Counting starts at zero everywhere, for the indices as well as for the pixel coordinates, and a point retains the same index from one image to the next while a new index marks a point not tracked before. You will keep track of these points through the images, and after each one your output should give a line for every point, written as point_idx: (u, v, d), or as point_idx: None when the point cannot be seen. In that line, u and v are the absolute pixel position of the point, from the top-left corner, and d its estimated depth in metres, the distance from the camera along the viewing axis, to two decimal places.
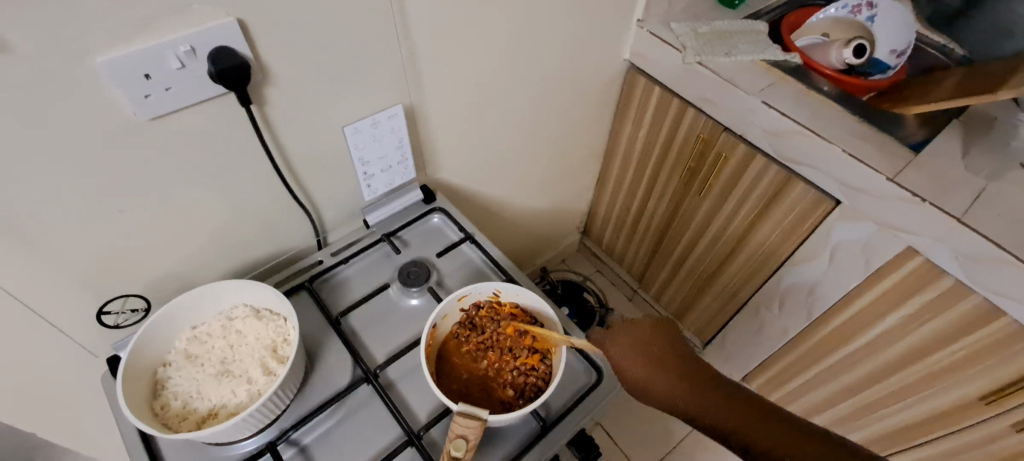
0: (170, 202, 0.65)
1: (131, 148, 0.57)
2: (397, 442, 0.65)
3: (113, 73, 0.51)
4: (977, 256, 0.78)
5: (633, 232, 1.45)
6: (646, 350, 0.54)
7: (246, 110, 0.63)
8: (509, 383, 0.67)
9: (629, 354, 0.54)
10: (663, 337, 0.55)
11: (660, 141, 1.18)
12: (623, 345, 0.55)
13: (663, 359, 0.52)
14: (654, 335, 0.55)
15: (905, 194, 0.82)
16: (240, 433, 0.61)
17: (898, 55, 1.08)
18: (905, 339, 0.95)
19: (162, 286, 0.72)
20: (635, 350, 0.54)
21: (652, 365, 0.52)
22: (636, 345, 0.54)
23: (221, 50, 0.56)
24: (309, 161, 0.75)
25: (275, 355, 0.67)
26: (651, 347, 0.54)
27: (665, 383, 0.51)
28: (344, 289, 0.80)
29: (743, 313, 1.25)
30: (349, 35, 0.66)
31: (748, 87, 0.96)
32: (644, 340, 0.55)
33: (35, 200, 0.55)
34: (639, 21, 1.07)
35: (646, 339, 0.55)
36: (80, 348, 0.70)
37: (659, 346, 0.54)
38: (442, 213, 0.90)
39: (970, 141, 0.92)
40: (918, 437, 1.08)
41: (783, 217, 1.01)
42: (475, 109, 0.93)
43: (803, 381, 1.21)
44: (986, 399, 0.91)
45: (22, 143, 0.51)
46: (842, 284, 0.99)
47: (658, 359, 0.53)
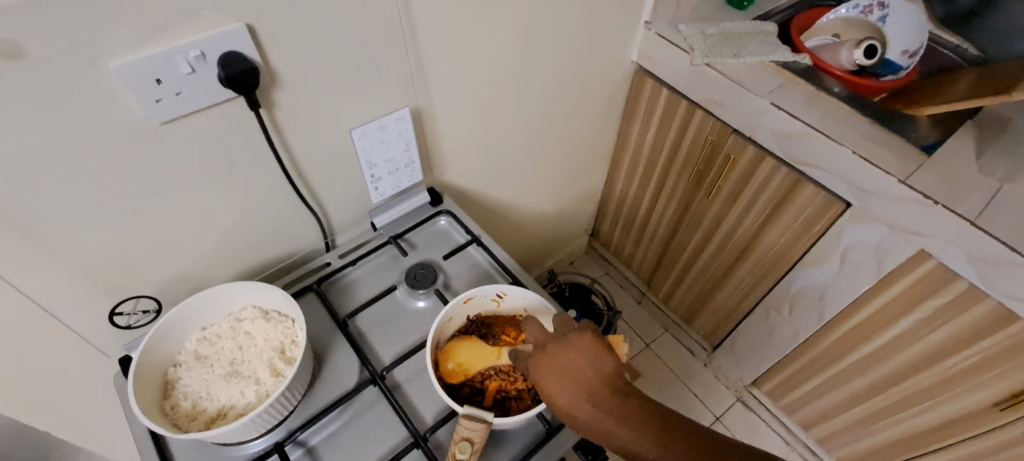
0: (180, 205, 0.66)
1: (143, 152, 0.58)
2: (404, 444, 0.65)
3: (125, 78, 0.52)
4: (991, 259, 0.77)
5: (641, 234, 1.44)
6: (573, 376, 0.54)
7: (255, 113, 0.63)
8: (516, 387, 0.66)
9: (563, 390, 0.53)
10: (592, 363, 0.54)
11: (668, 143, 1.18)
12: (554, 377, 0.55)
13: (596, 389, 0.52)
14: (584, 359, 0.55)
15: (917, 196, 0.81)
16: (249, 433, 0.62)
17: (910, 55, 1.07)
18: (917, 343, 0.94)
19: (173, 288, 0.73)
20: (563, 376, 0.54)
21: (585, 396, 0.52)
22: (567, 376, 0.54)
23: (232, 55, 0.57)
24: (318, 164, 0.75)
25: (283, 356, 0.68)
26: (582, 376, 0.53)
27: (599, 415, 0.51)
28: (352, 290, 0.81)
29: (753, 316, 1.24)
30: (357, 40, 0.67)
31: (757, 89, 0.95)
32: (576, 368, 0.54)
33: (49, 202, 0.56)
34: (646, 23, 1.07)
35: (578, 369, 0.54)
36: (94, 349, 0.72)
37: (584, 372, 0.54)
38: (449, 215, 0.90)
39: (984, 143, 0.91)
40: (930, 444, 1.06)
41: (793, 219, 1.00)
42: (481, 112, 0.93)
43: (814, 386, 1.20)
44: (1001, 405, 0.90)
45: (36, 145, 0.52)
46: (853, 287, 0.98)
47: (592, 391, 0.52)
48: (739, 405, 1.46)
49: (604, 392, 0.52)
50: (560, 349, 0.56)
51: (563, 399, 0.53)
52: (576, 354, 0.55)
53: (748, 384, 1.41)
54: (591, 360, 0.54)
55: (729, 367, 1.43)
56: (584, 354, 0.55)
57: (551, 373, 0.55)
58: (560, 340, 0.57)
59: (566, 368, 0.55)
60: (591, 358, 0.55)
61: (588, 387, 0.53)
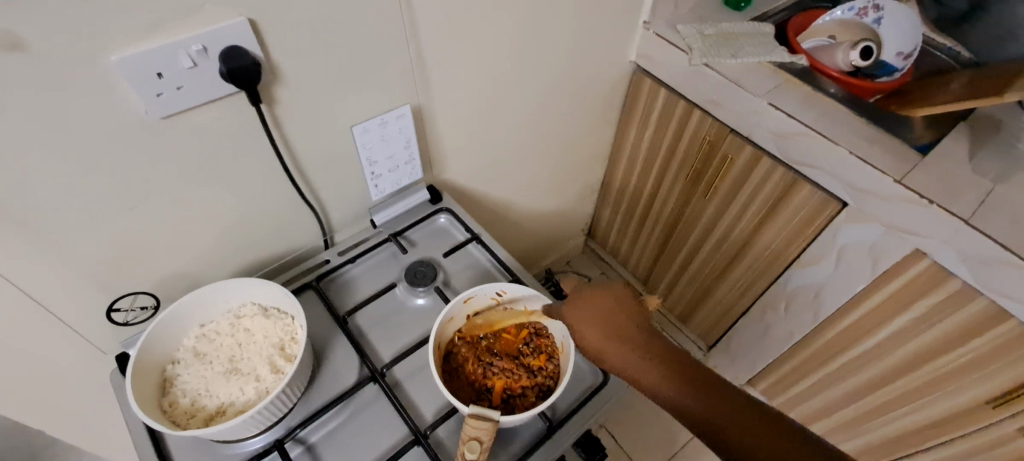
0: (179, 200, 0.65)
1: (142, 145, 0.58)
2: (404, 442, 0.65)
3: (125, 72, 0.52)
4: (984, 258, 0.78)
5: (639, 233, 1.44)
6: (605, 324, 0.57)
7: (256, 109, 0.63)
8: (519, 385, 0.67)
9: (594, 331, 0.56)
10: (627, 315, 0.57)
11: (665, 143, 1.18)
12: (586, 320, 0.58)
13: (625, 332, 0.56)
14: (619, 306, 0.58)
15: (912, 196, 0.82)
16: (248, 430, 0.61)
17: (905, 57, 1.08)
18: (911, 342, 0.95)
19: (170, 284, 0.73)
20: (596, 323, 0.57)
21: (613, 338, 0.55)
22: (599, 319, 0.57)
23: (233, 49, 0.56)
24: (318, 161, 0.75)
25: (283, 353, 0.67)
26: (614, 320, 0.57)
27: (625, 355, 0.54)
28: (351, 288, 0.81)
29: (749, 315, 1.24)
30: (358, 36, 0.66)
31: (755, 89, 0.96)
32: (609, 313, 0.57)
33: (45, 196, 0.55)
34: (645, 23, 1.07)
35: (613, 314, 0.57)
36: (90, 346, 0.71)
37: (618, 321, 0.57)
38: (448, 213, 0.90)
39: (978, 144, 0.92)
40: (924, 442, 1.07)
41: (789, 219, 1.01)
42: (481, 110, 0.93)
43: (809, 385, 1.21)
44: (994, 403, 0.91)
45: (34, 139, 0.51)
46: (848, 286, 0.99)
47: (620, 334, 0.56)
48: None
49: (636, 336, 0.55)
50: (595, 296, 0.59)
51: (593, 339, 0.56)
52: (613, 300, 0.58)
53: (744, 383, 1.42)
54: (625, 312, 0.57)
55: (725, 366, 1.44)
56: (620, 302, 0.58)
57: (583, 317, 0.58)
58: (596, 287, 0.60)
59: (598, 312, 0.58)
60: (625, 306, 0.58)
61: (622, 334, 0.56)
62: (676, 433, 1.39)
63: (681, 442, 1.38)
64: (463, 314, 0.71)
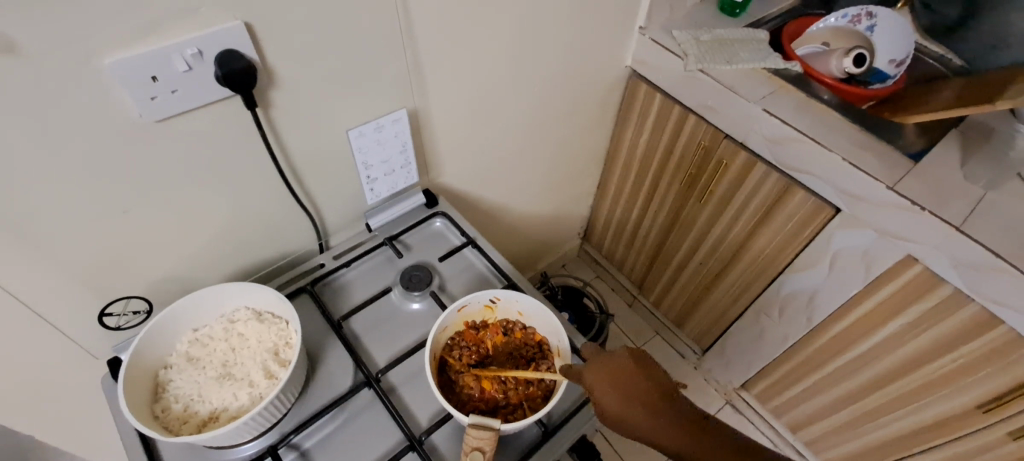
0: (172, 204, 0.65)
1: (136, 150, 0.57)
2: (399, 447, 0.65)
3: (119, 75, 0.51)
4: (975, 265, 0.79)
5: (633, 237, 1.45)
6: (620, 383, 0.55)
7: (251, 113, 0.63)
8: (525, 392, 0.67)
9: (609, 393, 0.55)
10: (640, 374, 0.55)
11: (661, 147, 1.19)
12: (604, 386, 0.56)
13: (645, 397, 0.53)
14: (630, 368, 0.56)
15: (904, 203, 0.82)
16: (241, 436, 0.61)
17: (898, 65, 1.09)
18: (903, 347, 0.96)
19: (163, 288, 0.72)
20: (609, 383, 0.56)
21: (636, 404, 0.53)
22: (613, 377, 0.56)
23: (229, 53, 0.56)
24: (313, 164, 0.75)
25: (276, 358, 0.67)
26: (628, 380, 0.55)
27: (649, 422, 0.52)
28: (346, 292, 0.80)
29: (743, 319, 1.25)
30: (355, 39, 0.66)
31: (749, 95, 0.97)
32: (627, 374, 0.55)
33: (37, 200, 0.55)
34: (640, 28, 1.08)
35: (631, 380, 0.55)
36: (81, 350, 0.70)
37: (631, 379, 0.55)
38: (444, 217, 0.90)
39: (969, 151, 0.93)
40: (916, 446, 1.08)
41: (783, 224, 1.01)
42: (476, 114, 0.93)
43: (803, 388, 1.21)
44: (985, 407, 0.92)
45: (27, 142, 0.51)
46: (841, 291, 0.99)
47: (638, 398, 0.54)
48: (728, 407, 1.47)
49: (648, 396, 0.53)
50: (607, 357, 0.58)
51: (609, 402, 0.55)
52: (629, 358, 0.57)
53: (737, 387, 1.42)
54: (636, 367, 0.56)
55: (719, 370, 1.44)
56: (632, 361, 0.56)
57: (600, 382, 0.56)
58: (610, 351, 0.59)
59: (616, 374, 0.56)
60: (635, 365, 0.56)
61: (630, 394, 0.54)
62: None
63: None
64: (456, 322, 0.71)
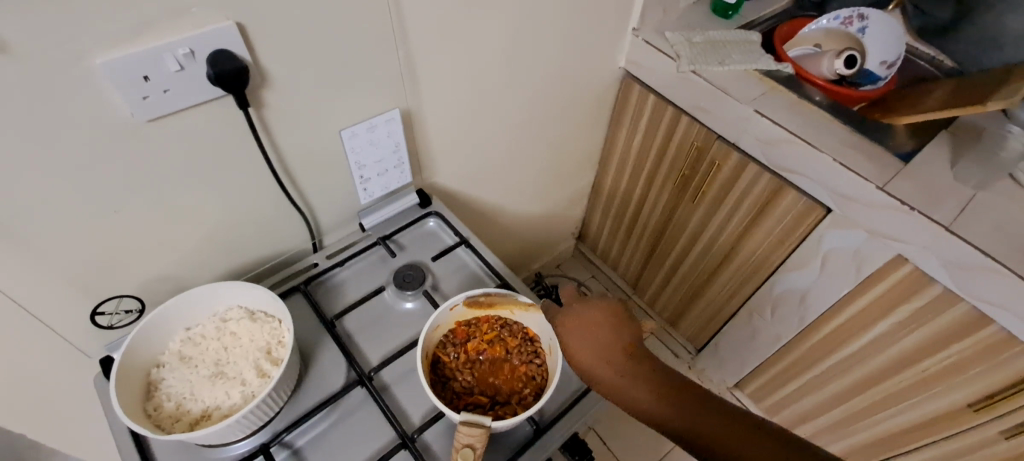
0: (165, 203, 0.65)
1: (129, 149, 0.58)
2: (391, 445, 0.65)
3: (112, 75, 0.52)
4: (964, 263, 0.80)
5: (628, 237, 1.45)
6: (594, 340, 0.55)
7: (244, 112, 0.63)
8: (516, 390, 0.68)
9: (582, 347, 0.55)
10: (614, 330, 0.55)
11: (655, 148, 1.19)
12: (578, 339, 0.55)
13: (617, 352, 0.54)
14: (604, 323, 0.55)
15: (894, 203, 0.83)
16: (234, 434, 0.61)
17: (888, 66, 1.10)
18: (894, 346, 0.97)
19: (156, 287, 0.72)
20: (584, 341, 0.55)
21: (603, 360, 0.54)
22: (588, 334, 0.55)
23: (222, 53, 0.56)
24: (306, 164, 0.75)
25: (269, 357, 0.67)
26: (601, 337, 0.55)
27: (619, 378, 0.53)
28: (339, 291, 0.81)
29: (736, 319, 1.25)
30: (348, 39, 0.67)
31: (740, 96, 0.97)
32: (601, 329, 0.55)
33: (29, 199, 0.55)
34: (634, 30, 1.09)
35: (604, 337, 0.55)
36: (74, 350, 0.70)
37: (604, 336, 0.55)
38: (437, 217, 0.91)
39: (959, 151, 0.94)
40: (908, 444, 1.09)
41: (775, 225, 1.02)
42: (470, 114, 0.94)
43: (796, 388, 1.22)
44: (976, 406, 0.92)
45: (20, 141, 0.51)
46: (832, 291, 1.00)
47: (611, 356, 0.54)
48: None
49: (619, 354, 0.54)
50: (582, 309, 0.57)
51: (583, 359, 0.54)
52: (602, 314, 0.56)
53: (731, 387, 1.43)
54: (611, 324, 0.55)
55: (713, 370, 1.45)
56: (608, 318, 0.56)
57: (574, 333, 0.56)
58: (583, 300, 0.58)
59: (590, 327, 0.55)
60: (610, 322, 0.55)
61: (604, 353, 0.54)
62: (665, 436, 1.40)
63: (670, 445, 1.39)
64: (449, 320, 0.71)
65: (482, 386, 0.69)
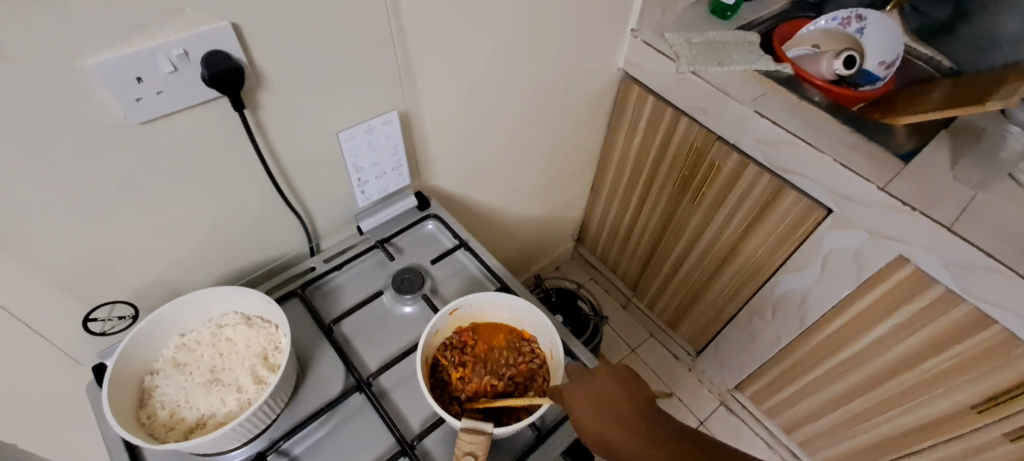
0: (159, 207, 0.64)
1: (122, 153, 0.57)
2: (390, 452, 0.64)
3: (104, 76, 0.51)
4: (966, 265, 0.79)
5: (627, 238, 1.45)
6: (604, 405, 0.57)
7: (240, 115, 0.62)
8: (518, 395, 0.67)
9: (593, 414, 0.56)
10: (620, 393, 0.58)
11: (653, 149, 1.19)
12: (585, 400, 0.57)
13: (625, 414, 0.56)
14: (610, 388, 0.58)
15: (896, 204, 0.83)
16: (229, 443, 0.60)
17: (887, 66, 1.08)
18: (895, 347, 0.96)
19: (150, 293, 0.71)
20: (594, 407, 0.56)
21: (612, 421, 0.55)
22: (597, 399, 0.57)
23: (216, 54, 0.55)
24: (303, 167, 0.74)
25: (266, 363, 0.66)
26: (609, 403, 0.57)
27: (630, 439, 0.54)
28: (337, 296, 0.80)
29: (737, 321, 1.25)
30: (345, 39, 0.66)
31: (741, 97, 0.97)
32: (611, 395, 0.58)
33: (20, 205, 0.54)
34: (632, 31, 1.08)
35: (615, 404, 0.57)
36: (66, 357, 0.69)
37: (614, 400, 0.57)
38: (436, 219, 0.90)
39: (960, 151, 0.93)
40: (910, 447, 1.08)
41: (775, 226, 1.02)
42: (467, 116, 0.93)
43: (797, 389, 1.21)
44: (979, 408, 0.92)
45: (10, 146, 0.50)
46: (833, 292, 1.00)
47: (626, 420, 0.55)
48: (722, 409, 1.47)
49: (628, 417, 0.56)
50: (588, 376, 0.60)
51: (591, 423, 0.55)
52: (608, 379, 0.59)
53: (731, 389, 1.42)
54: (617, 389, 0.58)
55: (713, 372, 1.44)
56: (615, 382, 0.59)
57: (580, 395, 0.58)
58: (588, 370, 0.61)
59: (598, 391, 0.58)
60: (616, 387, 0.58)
61: (614, 416, 0.56)
62: None
63: None
64: (450, 324, 0.71)
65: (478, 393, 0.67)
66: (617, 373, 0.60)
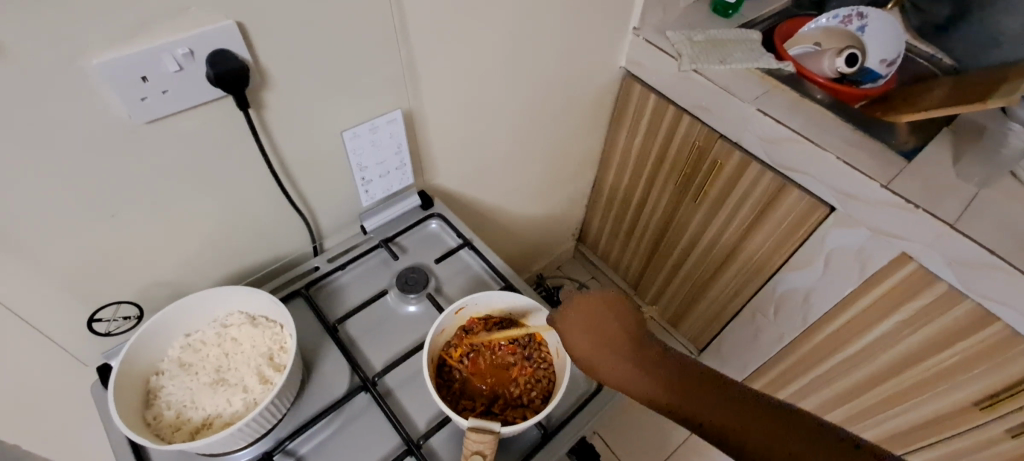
0: (163, 207, 0.63)
1: (126, 153, 0.56)
2: (397, 452, 0.64)
3: (110, 75, 0.51)
4: (970, 262, 0.79)
5: (628, 237, 1.44)
6: (597, 332, 0.56)
7: (244, 114, 0.62)
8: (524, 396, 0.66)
9: (584, 338, 0.56)
10: (616, 321, 0.56)
11: (655, 148, 1.19)
12: (579, 326, 0.57)
13: (618, 342, 0.55)
14: (606, 316, 0.57)
15: (899, 201, 0.83)
16: (236, 443, 0.60)
17: (888, 64, 1.10)
18: (898, 345, 0.96)
19: (154, 293, 0.71)
20: (587, 333, 0.56)
21: (605, 348, 0.55)
22: (591, 325, 0.56)
23: (221, 53, 0.55)
24: (307, 166, 0.74)
25: (271, 363, 0.66)
26: (603, 330, 0.56)
27: (621, 367, 0.53)
28: (341, 295, 0.79)
29: (739, 319, 1.25)
30: (349, 37, 0.65)
31: (743, 95, 0.97)
32: (605, 323, 0.56)
33: (25, 204, 0.53)
34: (634, 29, 1.08)
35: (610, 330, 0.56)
36: (70, 358, 0.69)
37: (608, 328, 0.56)
38: (440, 218, 0.90)
39: (962, 149, 0.93)
40: (912, 444, 1.09)
41: (778, 224, 1.02)
42: (469, 115, 0.92)
43: (799, 387, 1.22)
44: (980, 405, 0.93)
45: (13, 146, 0.50)
46: (836, 290, 1.00)
47: (620, 348, 0.55)
48: None
49: (620, 344, 0.55)
50: (584, 300, 0.58)
51: (584, 349, 0.55)
52: (604, 307, 0.57)
53: None
54: (613, 318, 0.57)
55: None
56: (612, 310, 0.57)
57: (575, 320, 0.57)
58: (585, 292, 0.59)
59: (592, 317, 0.57)
60: (613, 314, 0.57)
61: (607, 343, 0.55)
62: (668, 436, 1.40)
63: (672, 446, 1.38)
64: (456, 324, 0.71)
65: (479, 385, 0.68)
66: (613, 301, 0.58)
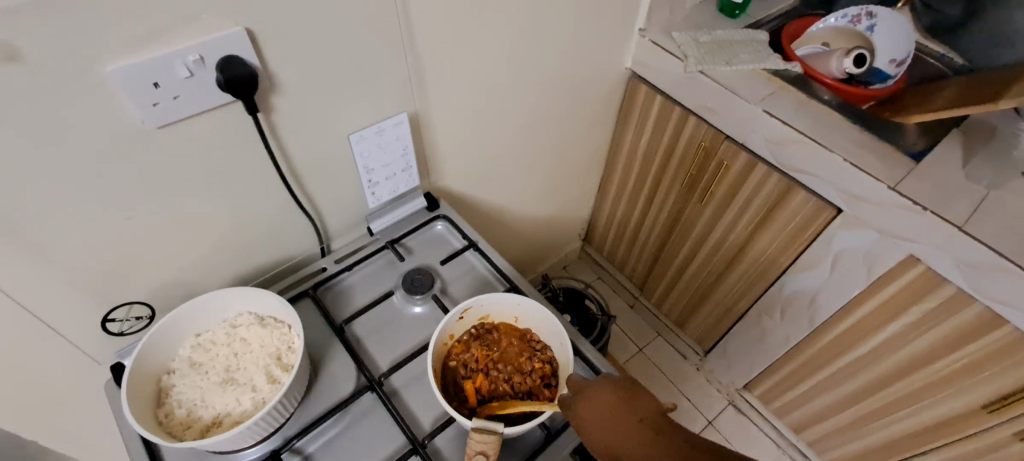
0: (174, 209, 0.65)
1: (138, 157, 0.58)
2: (402, 451, 0.65)
3: (122, 82, 0.52)
4: (978, 264, 0.79)
5: (635, 237, 1.44)
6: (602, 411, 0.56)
7: (253, 118, 0.63)
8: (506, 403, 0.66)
9: (607, 432, 0.55)
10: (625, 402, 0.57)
11: (662, 148, 1.19)
12: (596, 411, 0.57)
13: (625, 420, 0.55)
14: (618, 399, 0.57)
15: (906, 203, 0.82)
16: (245, 441, 0.61)
17: (898, 64, 1.08)
18: (906, 347, 0.96)
19: (166, 293, 0.72)
20: (595, 410, 0.57)
21: (610, 425, 0.55)
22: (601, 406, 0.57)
23: (231, 58, 0.56)
24: (314, 169, 0.75)
25: (280, 363, 0.67)
26: (612, 414, 0.56)
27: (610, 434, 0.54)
28: (348, 296, 0.81)
29: (745, 320, 1.25)
30: (356, 42, 0.66)
31: (749, 96, 0.97)
32: (609, 405, 0.57)
33: (40, 207, 0.55)
34: (640, 30, 1.08)
35: (616, 399, 0.57)
36: (86, 357, 0.70)
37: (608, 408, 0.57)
38: (445, 220, 0.91)
39: (971, 150, 0.93)
40: (919, 446, 1.07)
41: (784, 224, 1.01)
42: (476, 117, 0.93)
43: (805, 389, 1.22)
44: (988, 408, 0.91)
45: (30, 151, 0.51)
46: (842, 291, 0.99)
47: (627, 422, 0.55)
48: (731, 408, 1.48)
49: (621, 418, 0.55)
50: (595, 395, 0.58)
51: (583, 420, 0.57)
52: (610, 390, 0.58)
53: (740, 388, 1.42)
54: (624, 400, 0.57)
55: (721, 371, 1.44)
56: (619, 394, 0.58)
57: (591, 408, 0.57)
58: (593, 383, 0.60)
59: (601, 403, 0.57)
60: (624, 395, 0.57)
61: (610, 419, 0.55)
62: None
63: None
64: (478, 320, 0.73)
65: (441, 358, 0.70)
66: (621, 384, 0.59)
